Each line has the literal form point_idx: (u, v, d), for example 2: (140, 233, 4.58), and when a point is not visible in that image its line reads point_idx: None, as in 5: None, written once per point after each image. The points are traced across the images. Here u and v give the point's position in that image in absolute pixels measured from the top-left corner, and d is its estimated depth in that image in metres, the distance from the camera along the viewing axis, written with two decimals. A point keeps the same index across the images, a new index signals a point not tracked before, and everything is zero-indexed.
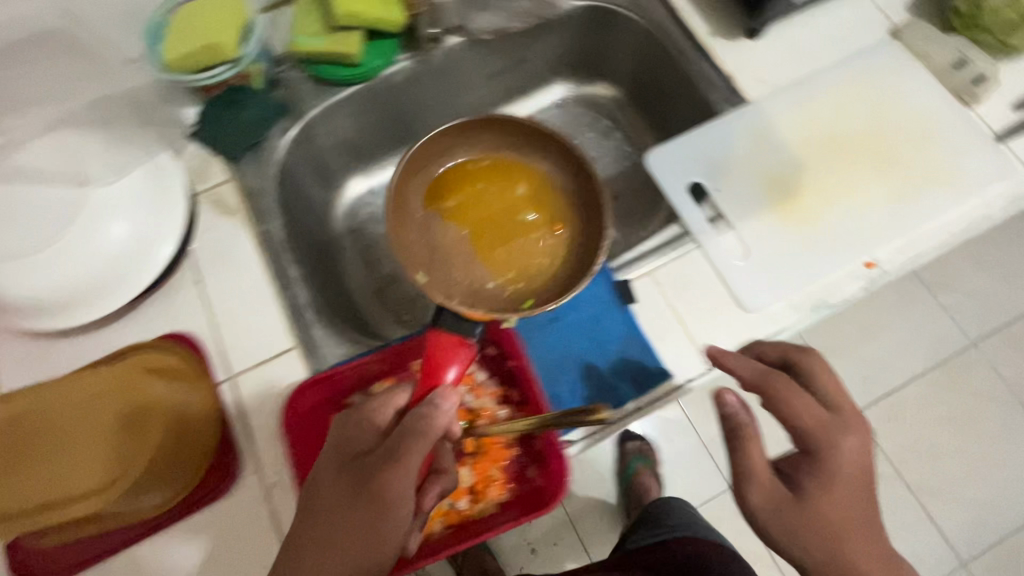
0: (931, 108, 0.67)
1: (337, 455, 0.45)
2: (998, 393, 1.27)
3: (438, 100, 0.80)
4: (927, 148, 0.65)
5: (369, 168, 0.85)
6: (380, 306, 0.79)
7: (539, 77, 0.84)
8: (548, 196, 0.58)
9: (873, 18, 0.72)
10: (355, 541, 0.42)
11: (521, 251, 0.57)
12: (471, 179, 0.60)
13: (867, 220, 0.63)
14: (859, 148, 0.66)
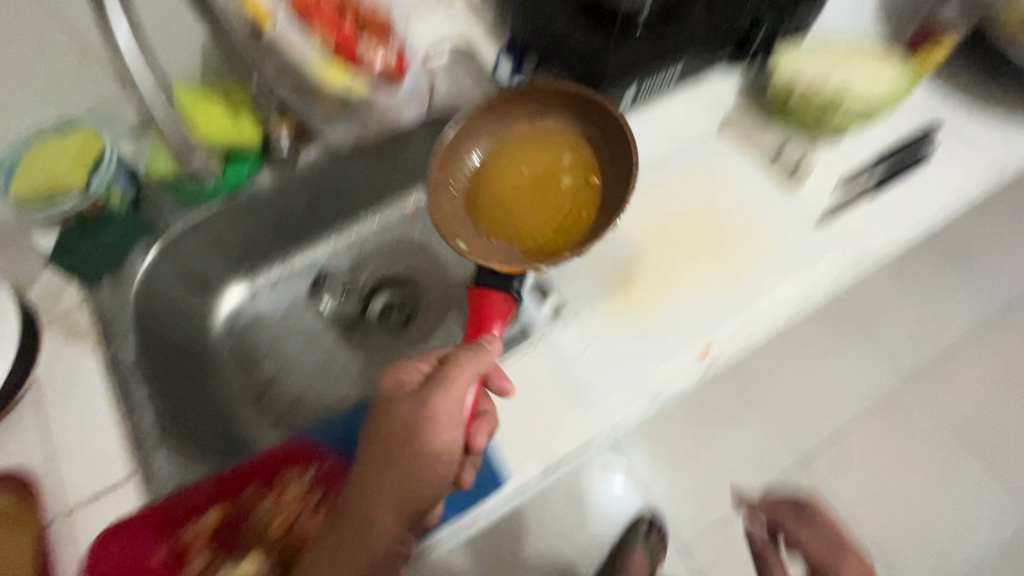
0: (755, 193, 0.72)
1: (386, 400, 0.52)
2: (974, 428, 1.36)
3: (314, 202, 0.86)
4: (754, 231, 0.70)
5: (253, 270, 0.87)
6: (260, 410, 0.79)
7: (414, 174, 0.90)
8: (582, 149, 0.66)
9: (706, 107, 0.77)
10: (386, 482, 0.47)
11: (574, 207, 0.64)
12: (516, 156, 0.65)
13: (701, 307, 0.65)
14: (692, 237, 0.70)
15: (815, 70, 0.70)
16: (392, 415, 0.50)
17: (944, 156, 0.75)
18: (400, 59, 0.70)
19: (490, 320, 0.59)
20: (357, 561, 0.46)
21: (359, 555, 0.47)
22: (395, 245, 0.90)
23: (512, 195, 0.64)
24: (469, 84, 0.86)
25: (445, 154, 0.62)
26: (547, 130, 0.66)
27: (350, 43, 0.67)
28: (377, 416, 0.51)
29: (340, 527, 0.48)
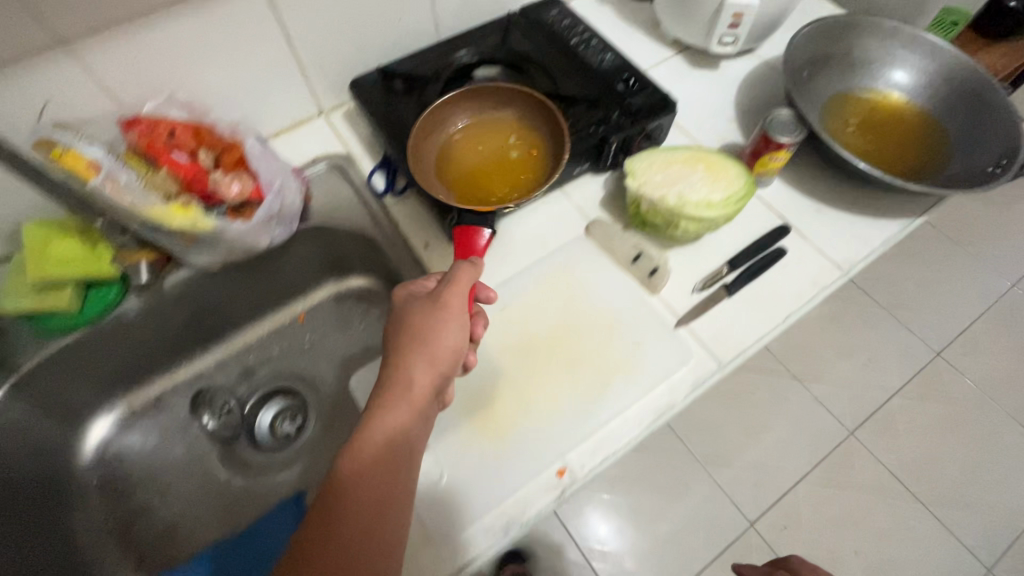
0: (615, 301, 0.73)
1: (399, 304, 0.62)
2: (892, 473, 1.66)
3: (193, 318, 0.84)
4: (611, 341, 0.70)
5: (130, 389, 0.84)
6: (121, 547, 0.76)
7: (305, 282, 0.92)
8: (527, 133, 0.79)
9: (571, 216, 0.81)
10: (411, 353, 0.57)
11: (520, 165, 0.77)
12: (475, 140, 0.79)
13: (556, 423, 0.65)
14: (551, 348, 0.70)
15: (648, 185, 0.72)
16: (409, 309, 0.60)
17: (802, 253, 0.77)
18: (258, 187, 0.72)
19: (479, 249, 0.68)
20: (391, 422, 0.53)
21: (387, 415, 0.53)
22: (286, 354, 0.92)
23: (476, 163, 0.77)
24: (347, 194, 0.87)
25: (420, 135, 0.74)
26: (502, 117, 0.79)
27: (203, 180, 0.69)
28: (394, 318, 0.61)
29: (385, 402, 0.54)
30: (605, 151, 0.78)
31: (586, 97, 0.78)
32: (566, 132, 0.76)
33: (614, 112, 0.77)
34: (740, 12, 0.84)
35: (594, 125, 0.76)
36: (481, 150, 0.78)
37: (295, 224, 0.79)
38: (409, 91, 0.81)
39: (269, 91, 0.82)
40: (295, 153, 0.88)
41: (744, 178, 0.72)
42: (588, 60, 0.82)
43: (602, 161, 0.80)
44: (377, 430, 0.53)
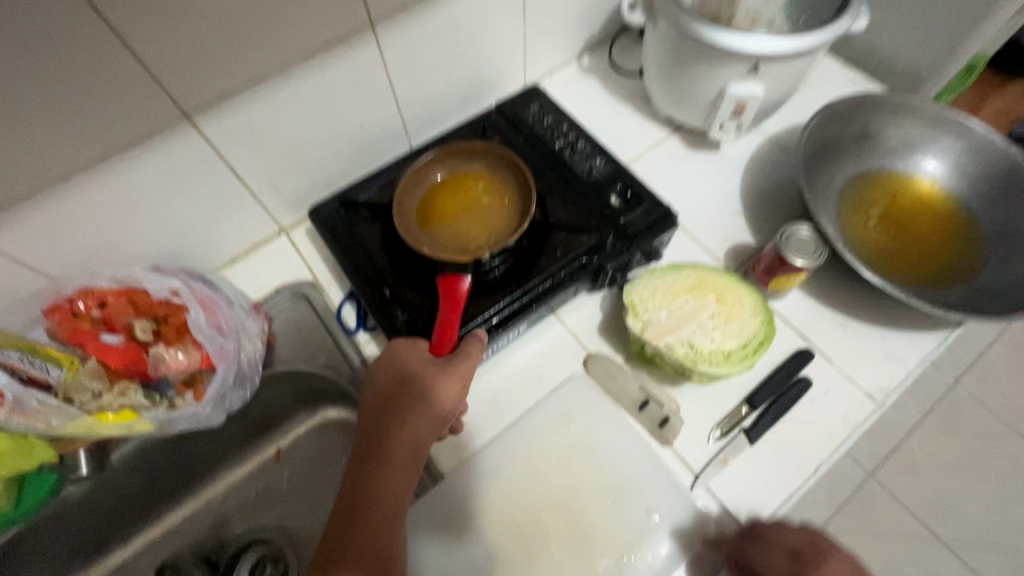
0: (622, 461, 0.64)
1: (395, 351, 0.60)
2: (923, 519, 1.46)
3: (155, 480, 0.76)
4: (620, 512, 0.62)
5: (89, 563, 0.76)
6: None
7: (279, 417, 0.83)
8: (495, 181, 0.70)
9: (567, 348, 0.72)
10: (413, 412, 0.56)
11: (496, 217, 0.67)
12: (449, 195, 0.69)
13: None
14: (553, 521, 0.62)
15: (655, 327, 0.63)
16: (410, 360, 0.59)
17: (828, 382, 0.68)
18: (207, 357, 0.62)
19: (462, 301, 0.62)
20: (397, 474, 0.54)
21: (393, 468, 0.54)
22: (260, 499, 0.82)
23: (453, 223, 0.67)
24: (313, 325, 0.77)
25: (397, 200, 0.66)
26: (471, 169, 0.70)
27: (141, 362, 0.60)
28: (390, 365, 0.59)
29: (386, 455, 0.55)
30: (601, 277, 0.68)
31: (575, 216, 0.70)
32: (556, 262, 0.66)
33: (608, 234, 0.68)
34: (741, 100, 0.74)
35: (586, 250, 0.67)
36: (457, 206, 0.68)
37: (258, 381, 0.68)
38: (375, 218, 0.73)
39: (219, 224, 0.72)
40: (254, 284, 0.78)
41: (766, 320, 0.64)
42: (575, 168, 0.74)
43: (599, 285, 0.71)
44: (379, 485, 0.53)
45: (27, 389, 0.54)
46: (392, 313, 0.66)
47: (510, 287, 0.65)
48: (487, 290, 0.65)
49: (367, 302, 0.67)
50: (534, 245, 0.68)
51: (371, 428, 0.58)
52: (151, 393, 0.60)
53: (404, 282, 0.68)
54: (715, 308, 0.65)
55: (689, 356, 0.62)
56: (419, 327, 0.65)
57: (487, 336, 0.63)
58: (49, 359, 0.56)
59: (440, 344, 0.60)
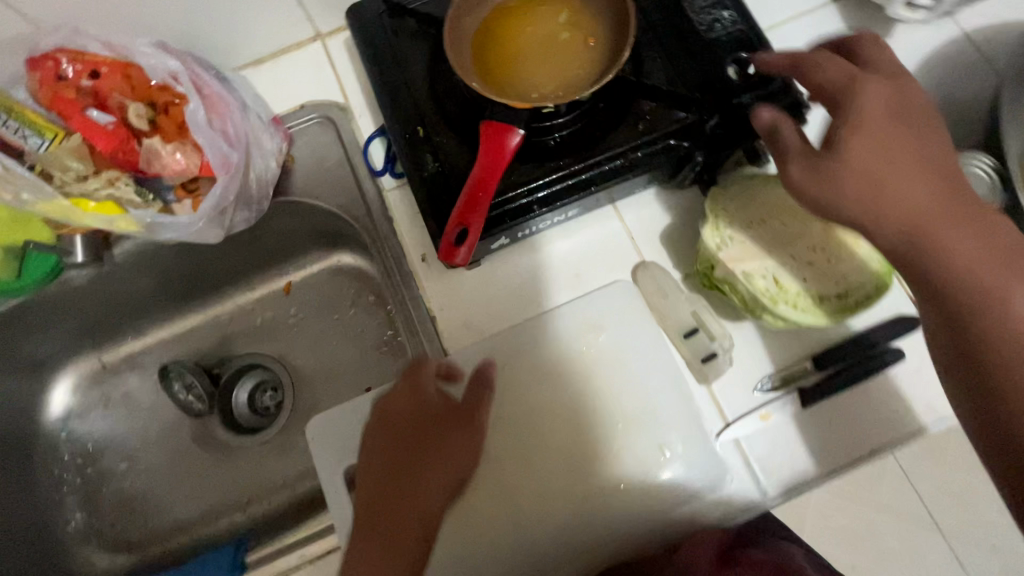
0: (651, 392, 0.56)
1: (397, 399, 0.50)
2: None
3: (161, 284, 0.74)
4: (631, 444, 0.54)
5: (102, 346, 0.77)
6: (89, 512, 0.73)
7: (293, 250, 0.77)
8: (582, 15, 0.52)
9: (620, 247, 0.60)
10: (422, 478, 0.47)
11: (573, 59, 0.51)
12: (519, 21, 0.53)
13: (540, 533, 0.53)
14: (555, 431, 0.56)
15: (735, 247, 0.51)
16: (416, 413, 0.50)
17: (923, 363, 0.56)
18: (208, 165, 0.54)
19: (507, 156, 0.49)
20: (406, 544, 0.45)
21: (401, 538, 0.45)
22: (267, 327, 0.80)
23: (518, 56, 0.52)
24: (336, 156, 0.67)
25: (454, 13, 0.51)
26: None
27: (131, 152, 0.52)
28: (391, 416, 0.50)
29: (391, 529, 0.45)
30: (684, 169, 0.55)
31: (675, 84, 0.54)
32: (635, 138, 0.52)
33: (713, 114, 0.52)
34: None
35: (678, 130, 0.52)
36: (527, 39, 0.52)
37: (265, 206, 0.63)
38: (426, 37, 0.58)
39: (239, 7, 0.59)
40: (278, 94, 0.67)
41: (881, 270, 0.50)
42: (694, 18, 0.55)
43: (677, 179, 0.57)
44: (383, 571, 0.44)
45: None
46: (422, 158, 0.54)
47: (569, 157, 0.52)
48: (541, 156, 0.53)
49: (396, 137, 0.56)
50: (614, 111, 0.53)
51: (370, 496, 0.47)
52: (143, 191, 0.53)
53: (444, 124, 0.55)
54: (819, 241, 0.51)
55: (769, 292, 0.49)
56: (450, 182, 0.53)
57: (528, 211, 0.52)
58: (29, 126, 0.48)
59: (471, 205, 0.49)
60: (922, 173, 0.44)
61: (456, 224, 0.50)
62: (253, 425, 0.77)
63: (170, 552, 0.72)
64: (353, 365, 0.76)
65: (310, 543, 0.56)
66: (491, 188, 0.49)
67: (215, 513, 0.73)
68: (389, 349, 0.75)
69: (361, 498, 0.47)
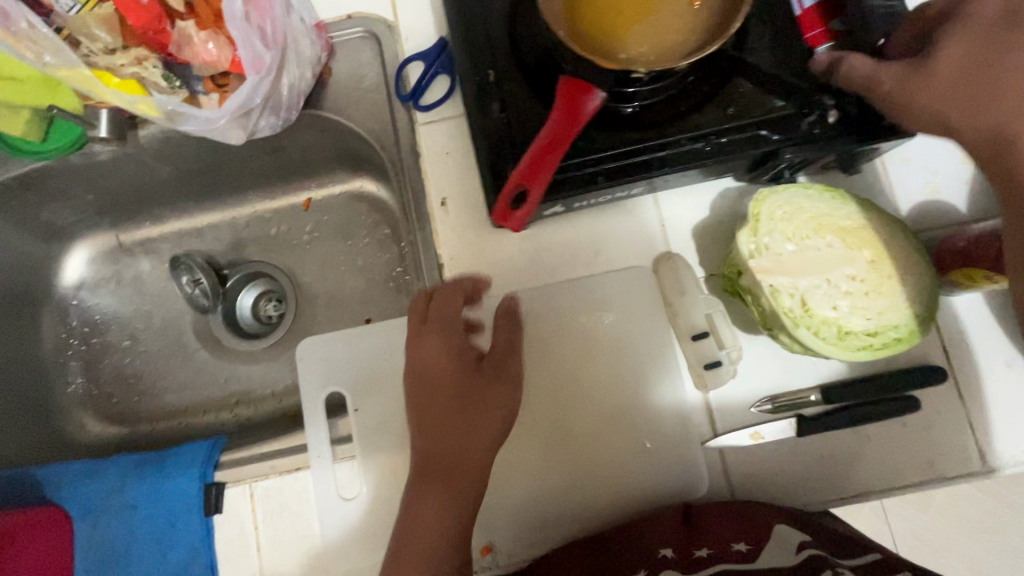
0: (641, 375, 0.55)
1: (427, 354, 0.51)
2: None
3: (183, 175, 0.73)
4: (615, 431, 0.55)
5: (121, 225, 0.79)
6: (89, 379, 0.77)
7: (318, 166, 0.75)
8: None
9: (648, 233, 0.56)
10: (469, 426, 0.50)
11: (668, 20, 0.46)
12: None
13: (506, 490, 0.54)
14: (544, 404, 0.56)
15: (769, 259, 0.47)
16: (450, 364, 0.51)
17: (942, 419, 0.52)
18: (238, 62, 0.51)
19: (584, 120, 0.44)
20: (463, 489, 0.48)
21: (454, 486, 0.48)
22: (281, 239, 0.79)
23: (610, 5, 0.46)
24: (376, 78, 0.63)
25: None
26: None
27: (163, 33, 0.49)
28: (423, 370, 0.52)
29: (452, 475, 0.48)
30: (765, 166, 0.49)
31: (780, 70, 0.48)
32: (723, 122, 0.47)
33: (813, 110, 0.46)
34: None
35: (769, 121, 0.47)
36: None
37: (293, 116, 0.61)
38: None
39: None
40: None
41: (921, 315, 0.46)
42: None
43: (755, 176, 0.52)
44: (441, 516, 0.47)
45: (22, 5, 0.44)
46: (486, 99, 0.50)
47: (637, 130, 0.48)
48: (615, 124, 0.48)
49: (463, 75, 0.51)
50: (708, 88, 0.48)
51: (427, 444, 0.50)
52: (170, 77, 0.51)
53: (517, 66, 0.50)
54: (864, 272, 0.47)
55: (793, 313, 0.45)
56: (506, 135, 0.49)
57: (591, 181, 0.46)
58: None
59: (538, 163, 0.44)
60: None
61: (517, 182, 0.45)
62: (255, 331, 0.79)
63: (157, 433, 0.75)
64: (359, 294, 0.76)
65: (281, 457, 0.57)
66: (561, 153, 0.45)
67: (204, 406, 0.76)
68: (395, 285, 0.74)
69: (419, 445, 0.50)
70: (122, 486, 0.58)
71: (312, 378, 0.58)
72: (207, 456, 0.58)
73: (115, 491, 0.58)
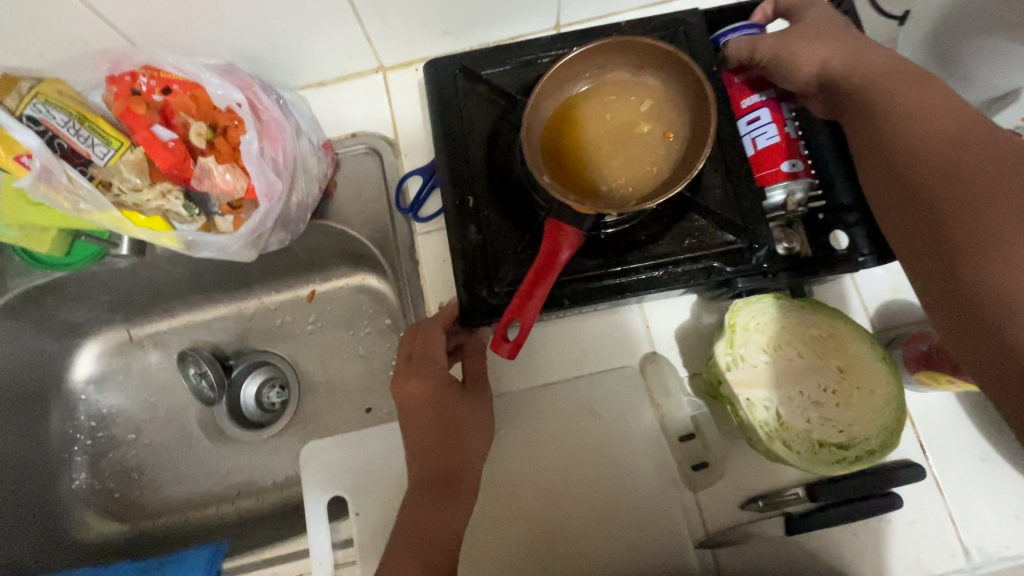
0: (630, 445, 0.57)
1: (415, 391, 0.51)
2: None
3: (193, 275, 0.77)
4: (608, 492, 0.56)
5: (132, 320, 0.82)
6: (92, 474, 0.78)
7: (322, 262, 0.80)
8: (663, 115, 0.51)
9: (632, 337, 0.60)
10: (460, 452, 0.51)
11: (642, 161, 0.50)
12: (599, 110, 0.51)
13: (505, 560, 0.56)
14: (543, 485, 0.57)
15: (744, 370, 0.50)
16: (438, 397, 0.51)
17: (924, 515, 0.53)
18: (252, 189, 0.56)
19: (561, 262, 0.48)
20: (461, 505, 0.49)
21: (453, 500, 0.49)
22: (286, 330, 0.83)
23: (590, 145, 0.51)
24: (377, 190, 0.68)
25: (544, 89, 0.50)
26: (643, 86, 0.52)
27: (187, 169, 0.54)
28: (411, 403, 0.51)
29: (453, 487, 0.50)
30: (722, 288, 0.53)
31: (729, 203, 0.52)
32: (678, 252, 0.51)
33: (760, 245, 0.51)
34: (1020, 121, 0.55)
35: (721, 253, 0.51)
36: (604, 127, 0.51)
37: (300, 228, 0.66)
38: (490, 96, 0.57)
39: (308, 37, 0.60)
40: (333, 119, 0.69)
41: (891, 428, 0.49)
42: (783, 129, 0.53)
43: (715, 293, 0.56)
44: (439, 518, 0.48)
45: (63, 161, 0.50)
46: (465, 225, 0.54)
47: (604, 256, 0.52)
48: (584, 251, 0.52)
49: (446, 202, 0.55)
50: (665, 220, 0.52)
51: (421, 464, 0.50)
52: (190, 206, 0.56)
53: (493, 198, 0.55)
54: (833, 383, 0.51)
55: (768, 426, 0.48)
56: (488, 259, 0.53)
57: (556, 304, 0.51)
58: (97, 135, 0.51)
59: (523, 300, 0.48)
60: (924, 87, 0.42)
61: (507, 319, 0.48)
62: (257, 422, 0.81)
63: (159, 529, 0.76)
64: (360, 383, 0.78)
65: (283, 562, 0.58)
66: (544, 288, 0.47)
67: (205, 500, 0.77)
68: None
69: (416, 468, 0.50)
70: None
71: (313, 480, 0.60)
72: (208, 564, 0.59)
73: None
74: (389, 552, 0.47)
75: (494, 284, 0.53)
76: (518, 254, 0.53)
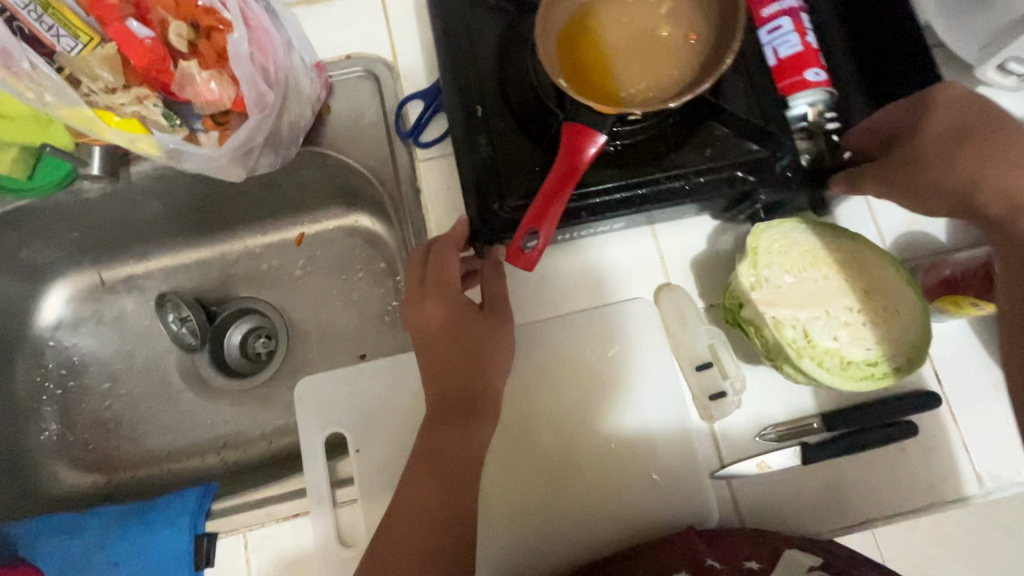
0: (647, 374, 0.55)
1: (431, 312, 0.48)
2: None
3: (172, 212, 0.72)
4: (626, 423, 0.54)
5: (103, 262, 0.76)
6: (63, 425, 0.73)
7: (312, 202, 0.75)
8: (687, 15, 0.47)
9: (646, 267, 0.57)
10: (480, 372, 0.48)
11: (665, 63, 0.46)
12: (618, 8, 0.47)
13: (517, 496, 0.53)
14: (556, 418, 0.55)
15: (769, 291, 0.48)
16: (454, 317, 0.48)
17: (939, 443, 0.53)
18: (241, 100, 0.52)
19: (584, 165, 0.44)
20: (482, 427, 0.47)
21: (474, 420, 0.47)
22: (273, 275, 0.78)
23: (608, 47, 0.47)
24: (374, 118, 0.64)
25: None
26: None
27: (167, 72, 0.50)
28: (427, 327, 0.49)
29: (474, 407, 0.47)
30: (743, 203, 0.52)
31: (750, 112, 0.50)
32: (699, 163, 0.49)
33: (783, 154, 0.49)
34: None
35: (742, 162, 0.49)
36: (624, 28, 0.47)
37: (292, 153, 0.61)
38: (502, 7, 0.53)
39: None
40: (324, 40, 0.64)
41: (919, 348, 0.48)
42: (803, 37, 0.51)
43: (733, 211, 0.54)
44: (459, 439, 0.46)
45: (24, 45, 0.45)
46: (473, 136, 0.50)
47: (624, 168, 0.49)
48: (599, 162, 0.49)
49: (452, 113, 0.52)
50: (684, 130, 0.50)
51: (438, 387, 0.48)
52: (171, 115, 0.51)
53: (504, 109, 0.51)
54: (860, 305, 0.49)
55: (797, 344, 0.47)
56: (498, 171, 0.50)
57: (573, 216, 0.48)
58: (64, 26, 0.46)
59: (544, 207, 0.45)
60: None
61: (526, 227, 0.45)
62: (242, 371, 0.76)
63: (138, 482, 0.71)
64: (355, 328, 0.74)
65: (278, 502, 0.55)
66: (567, 192, 0.44)
67: (188, 451, 0.72)
68: (391, 320, 0.74)
69: (434, 390, 0.48)
70: (100, 544, 0.55)
71: (311, 418, 0.56)
72: (198, 506, 0.55)
73: (93, 549, 0.54)
74: (407, 478, 0.45)
75: (506, 197, 0.49)
76: (532, 166, 0.49)
